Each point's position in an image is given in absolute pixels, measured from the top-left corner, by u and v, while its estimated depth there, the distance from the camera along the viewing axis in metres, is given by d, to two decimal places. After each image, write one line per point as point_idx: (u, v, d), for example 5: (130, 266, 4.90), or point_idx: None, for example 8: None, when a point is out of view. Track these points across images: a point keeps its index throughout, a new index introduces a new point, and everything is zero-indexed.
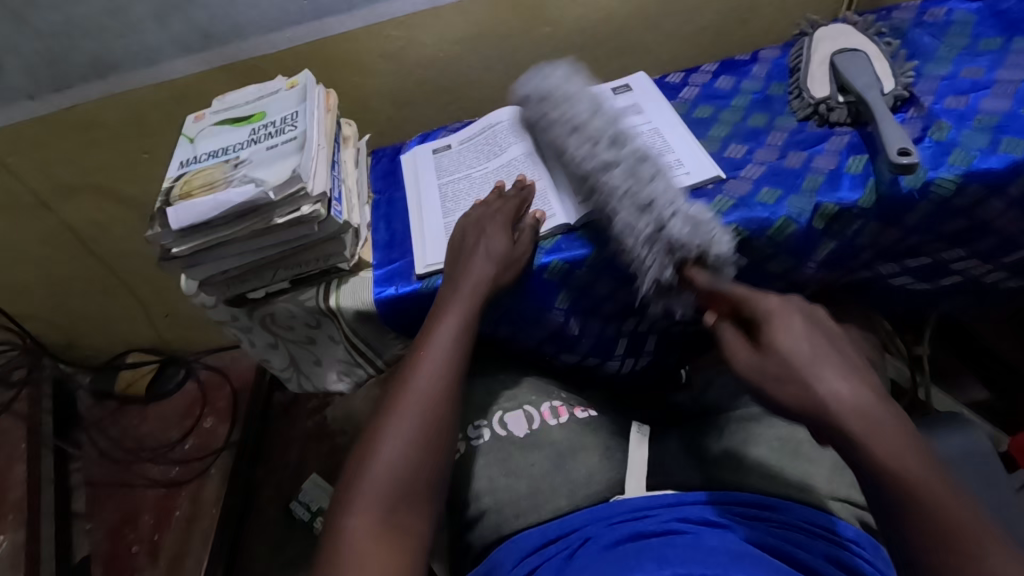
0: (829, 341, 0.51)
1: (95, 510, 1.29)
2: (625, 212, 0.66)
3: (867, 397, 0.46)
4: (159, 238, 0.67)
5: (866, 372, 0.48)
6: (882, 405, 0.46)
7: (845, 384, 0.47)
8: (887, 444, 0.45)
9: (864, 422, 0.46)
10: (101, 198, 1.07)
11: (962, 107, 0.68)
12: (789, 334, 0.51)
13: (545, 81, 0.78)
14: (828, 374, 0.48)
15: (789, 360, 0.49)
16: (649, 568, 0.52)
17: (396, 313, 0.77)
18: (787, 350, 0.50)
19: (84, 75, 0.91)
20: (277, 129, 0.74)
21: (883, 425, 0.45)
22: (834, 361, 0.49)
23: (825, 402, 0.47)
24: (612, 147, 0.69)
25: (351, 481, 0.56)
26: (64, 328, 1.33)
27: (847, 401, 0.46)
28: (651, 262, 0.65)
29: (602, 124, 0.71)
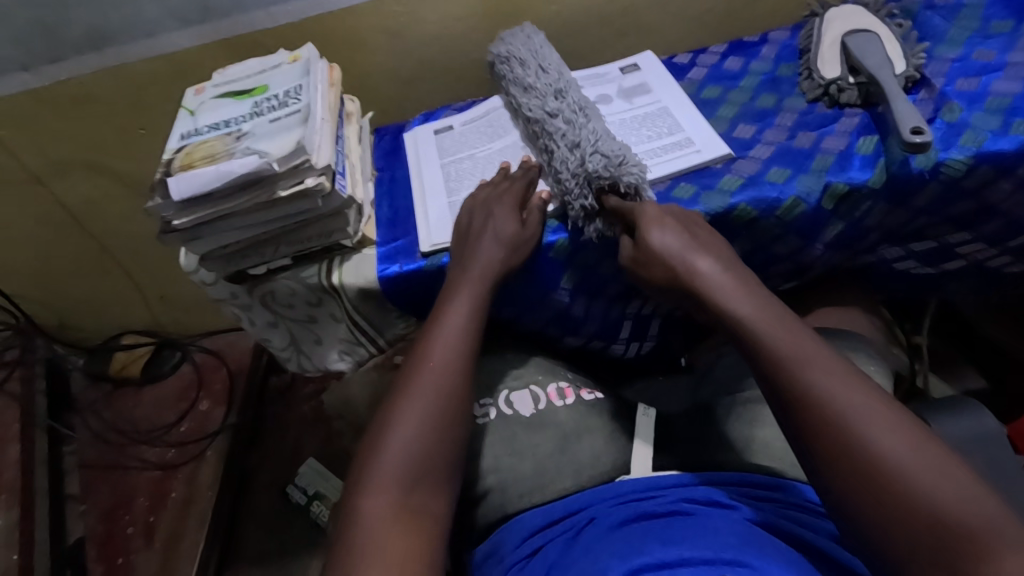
0: (698, 234, 0.63)
1: (89, 492, 1.28)
2: (558, 149, 0.70)
3: (781, 321, 0.54)
4: (160, 210, 0.66)
5: (731, 260, 0.60)
6: (797, 327, 0.53)
7: (712, 267, 0.59)
8: (765, 325, 0.53)
9: (735, 298, 0.56)
10: (96, 175, 1.05)
11: (973, 89, 0.68)
12: (661, 227, 0.62)
13: (509, 41, 0.82)
14: (701, 261, 0.60)
15: (666, 250, 0.61)
16: (658, 549, 0.51)
17: (401, 291, 0.76)
18: (660, 241, 0.61)
19: (81, 47, 0.89)
20: (280, 102, 0.72)
21: (751, 304, 0.55)
22: (705, 250, 0.60)
23: (697, 279, 0.59)
24: (556, 99, 0.74)
25: (364, 465, 0.56)
26: (57, 309, 1.31)
27: (712, 280, 0.58)
28: (574, 191, 0.68)
29: (550, 81, 0.76)
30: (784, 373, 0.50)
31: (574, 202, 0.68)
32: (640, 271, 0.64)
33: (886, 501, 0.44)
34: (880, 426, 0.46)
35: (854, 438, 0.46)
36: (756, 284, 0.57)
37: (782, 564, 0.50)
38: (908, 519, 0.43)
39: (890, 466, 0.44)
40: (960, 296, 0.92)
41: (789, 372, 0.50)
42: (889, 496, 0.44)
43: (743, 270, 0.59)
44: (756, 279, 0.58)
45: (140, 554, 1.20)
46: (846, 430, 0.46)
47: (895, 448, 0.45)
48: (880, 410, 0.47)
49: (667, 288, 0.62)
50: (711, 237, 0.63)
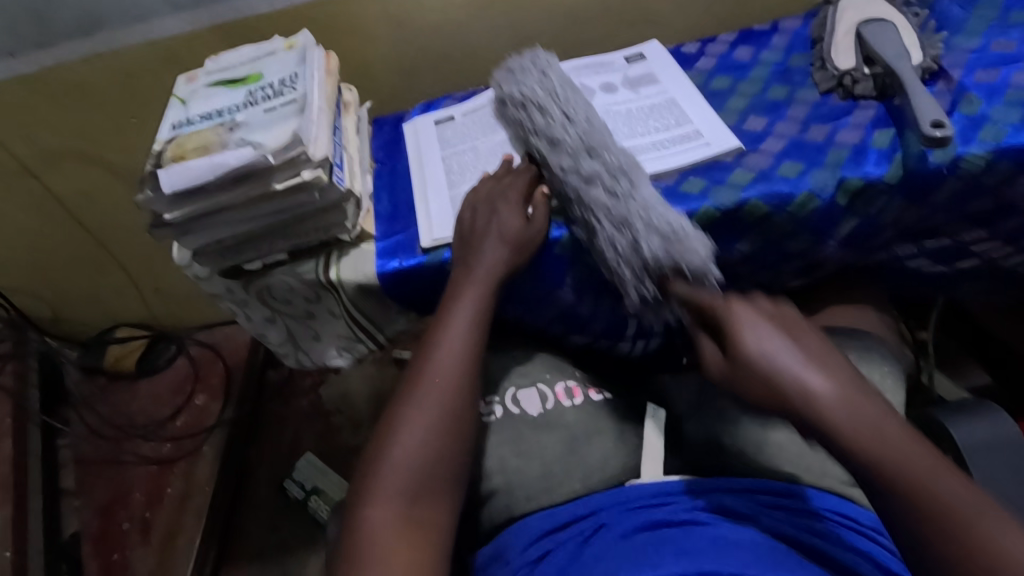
0: (804, 341, 0.53)
1: (85, 487, 1.27)
2: (603, 229, 0.63)
3: (839, 386, 0.50)
4: (150, 203, 0.64)
5: (845, 373, 0.51)
6: (852, 388, 0.50)
7: (829, 389, 0.50)
8: (907, 469, 0.46)
9: (859, 431, 0.48)
10: (87, 164, 1.02)
11: (992, 81, 0.66)
12: (764, 337, 0.53)
13: (521, 79, 0.76)
14: (812, 379, 0.50)
15: (778, 370, 0.51)
16: (671, 560, 0.50)
17: (401, 286, 0.74)
18: (768, 359, 0.52)
19: (69, 32, 0.86)
20: (275, 92, 0.70)
21: (878, 437, 0.47)
22: (818, 367, 0.51)
23: (811, 407, 0.49)
24: (590, 157, 0.66)
25: (368, 471, 0.54)
26: (50, 302, 1.29)
27: (835, 407, 0.49)
28: (630, 278, 0.63)
29: (578, 132, 0.68)
30: (949, 541, 0.43)
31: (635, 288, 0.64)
32: (736, 388, 0.54)
33: None
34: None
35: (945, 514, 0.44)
36: (882, 409, 0.49)
37: None
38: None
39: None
40: (969, 295, 0.90)
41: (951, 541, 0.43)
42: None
43: (859, 386, 0.50)
44: (874, 396, 0.49)
45: (137, 550, 1.19)
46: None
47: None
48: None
49: (765, 407, 0.53)
50: (812, 334, 0.55)
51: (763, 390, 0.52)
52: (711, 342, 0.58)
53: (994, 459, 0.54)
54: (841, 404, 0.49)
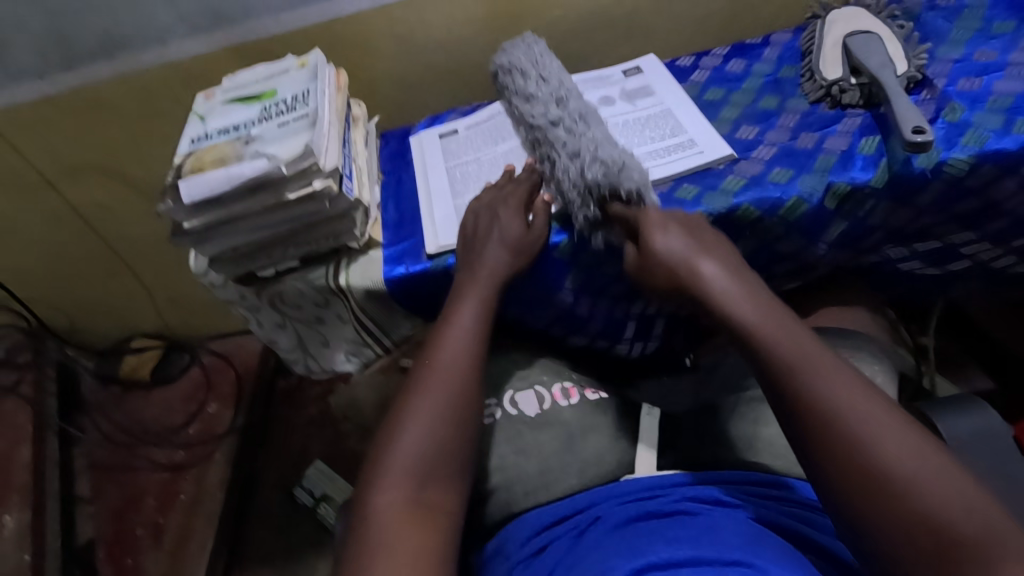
0: (708, 241, 0.63)
1: (99, 493, 1.30)
2: (560, 159, 0.70)
3: (766, 314, 0.56)
4: (171, 213, 0.67)
5: (745, 272, 0.61)
6: (774, 313, 0.56)
7: (719, 274, 0.60)
8: (773, 332, 0.55)
9: (740, 303, 0.58)
10: (107, 179, 1.07)
11: (975, 89, 0.68)
12: (667, 234, 0.63)
13: (511, 49, 0.83)
14: (705, 265, 0.61)
15: (671, 255, 0.62)
16: (663, 548, 0.52)
17: (407, 291, 0.77)
18: (666, 247, 0.62)
19: (93, 53, 0.91)
20: (289, 107, 0.74)
21: (754, 308, 0.57)
22: (714, 258, 0.61)
23: (700, 286, 0.60)
24: (557, 107, 0.75)
25: (376, 463, 0.57)
26: (68, 311, 1.33)
27: (722, 288, 0.59)
28: (575, 200, 0.68)
29: (550, 90, 0.77)
30: (787, 375, 0.52)
31: (579, 211, 0.69)
32: (645, 278, 0.64)
33: (882, 498, 0.46)
34: (877, 428, 0.48)
35: (851, 434, 0.48)
36: (768, 296, 0.58)
37: (789, 565, 0.50)
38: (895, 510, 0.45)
39: (883, 465, 0.47)
40: (964, 297, 0.92)
41: (792, 375, 0.52)
42: (881, 491, 0.46)
43: (750, 278, 0.60)
44: (762, 289, 0.58)
45: (149, 555, 1.21)
46: (858, 458, 0.47)
47: (891, 454, 0.47)
48: (875, 416, 0.49)
49: (670, 294, 0.63)
50: (720, 241, 0.64)
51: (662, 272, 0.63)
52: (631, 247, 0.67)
53: (980, 452, 0.55)
54: (727, 284, 0.59)
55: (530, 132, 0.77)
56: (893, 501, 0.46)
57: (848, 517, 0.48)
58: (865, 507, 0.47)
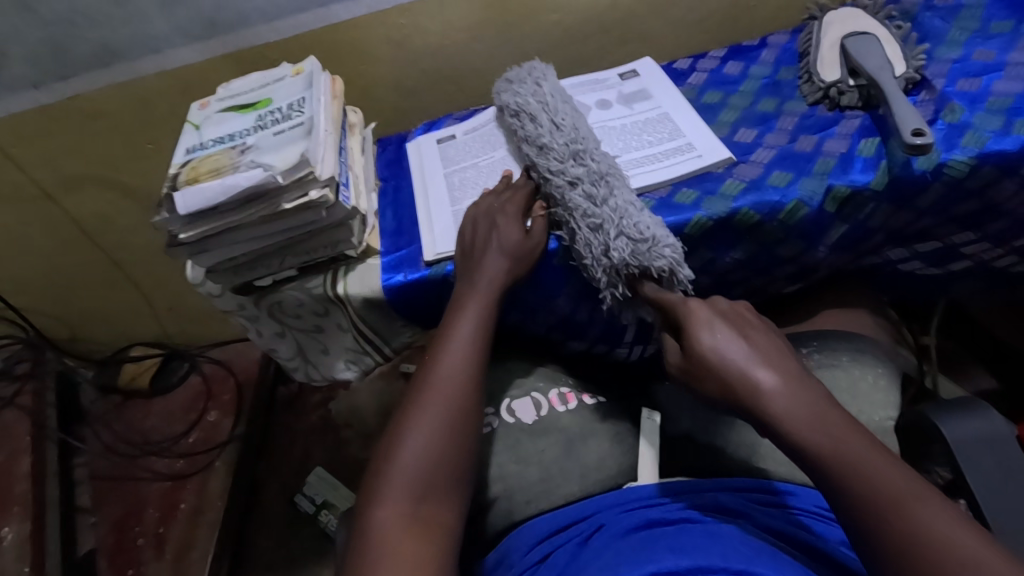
0: (757, 341, 0.54)
1: (100, 503, 1.29)
2: (582, 233, 0.67)
3: (830, 426, 0.48)
4: (167, 224, 0.67)
5: (794, 371, 0.52)
6: (840, 424, 0.48)
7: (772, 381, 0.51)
8: (851, 460, 0.46)
9: (803, 420, 0.49)
10: (103, 188, 1.06)
11: (974, 89, 0.68)
12: (714, 333, 0.54)
13: (517, 90, 0.79)
14: (761, 374, 0.52)
15: (723, 360, 0.53)
16: (670, 556, 0.51)
17: (406, 299, 0.77)
18: (714, 349, 0.54)
19: (87, 63, 0.90)
20: (284, 116, 0.73)
21: (822, 428, 0.48)
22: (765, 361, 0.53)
23: (755, 398, 0.51)
24: (575, 163, 0.69)
25: (377, 473, 0.57)
26: (67, 321, 1.32)
27: (780, 398, 0.50)
28: (604, 280, 0.67)
29: (565, 139, 0.71)
30: (882, 518, 0.44)
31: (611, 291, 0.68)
32: (692, 384, 0.56)
33: None
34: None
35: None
36: (829, 406, 0.50)
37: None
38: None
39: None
40: (966, 296, 0.91)
41: (885, 522, 0.44)
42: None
43: (804, 380, 0.51)
44: (821, 391, 0.51)
45: (151, 565, 1.21)
46: None
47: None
48: (989, 563, 0.41)
49: (717, 402, 0.54)
50: (764, 329, 0.56)
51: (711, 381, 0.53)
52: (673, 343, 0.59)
53: (984, 456, 0.55)
54: (787, 401, 0.50)
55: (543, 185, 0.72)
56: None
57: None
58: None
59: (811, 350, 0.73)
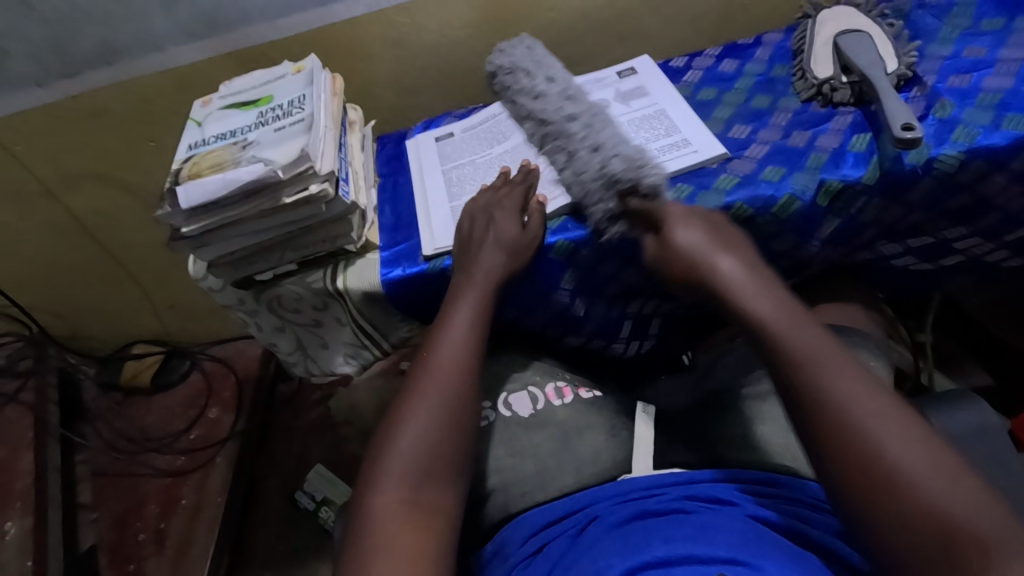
0: (725, 236, 0.64)
1: (101, 500, 1.30)
2: (582, 154, 0.71)
3: (782, 307, 0.56)
4: (169, 218, 0.68)
5: (759, 267, 0.60)
6: (788, 305, 0.56)
7: (734, 268, 0.60)
8: (787, 330, 0.54)
9: (753, 296, 0.57)
10: (105, 186, 1.07)
11: (964, 86, 0.69)
12: (685, 226, 0.64)
13: (510, 52, 0.85)
14: (723, 261, 0.61)
15: (687, 249, 0.63)
16: (660, 546, 0.52)
17: (405, 293, 0.78)
18: (681, 239, 0.63)
19: (90, 62, 0.91)
20: (285, 112, 0.74)
21: (771, 303, 0.56)
22: (731, 253, 0.62)
23: (715, 276, 0.60)
24: (570, 103, 0.77)
25: (375, 462, 0.57)
26: (69, 319, 1.33)
27: (739, 282, 0.59)
28: (596, 196, 0.69)
29: (560, 88, 0.79)
30: (801, 372, 0.51)
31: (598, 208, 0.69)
32: (668, 269, 0.65)
33: (876, 493, 0.45)
34: (886, 427, 0.46)
35: (838, 417, 0.48)
36: (780, 294, 0.58)
37: (783, 564, 0.50)
38: (891, 502, 0.44)
39: (882, 455, 0.45)
40: (960, 292, 0.92)
41: (800, 370, 0.51)
42: (883, 486, 0.45)
43: (759, 271, 0.60)
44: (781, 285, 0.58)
45: (151, 560, 1.22)
46: (855, 453, 0.46)
47: (906, 461, 0.45)
48: (885, 415, 0.47)
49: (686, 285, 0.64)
50: (740, 239, 0.64)
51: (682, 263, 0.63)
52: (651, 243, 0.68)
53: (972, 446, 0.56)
54: (741, 279, 0.59)
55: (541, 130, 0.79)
56: (889, 492, 0.44)
57: (843, 507, 0.47)
58: (874, 507, 0.45)
59: None
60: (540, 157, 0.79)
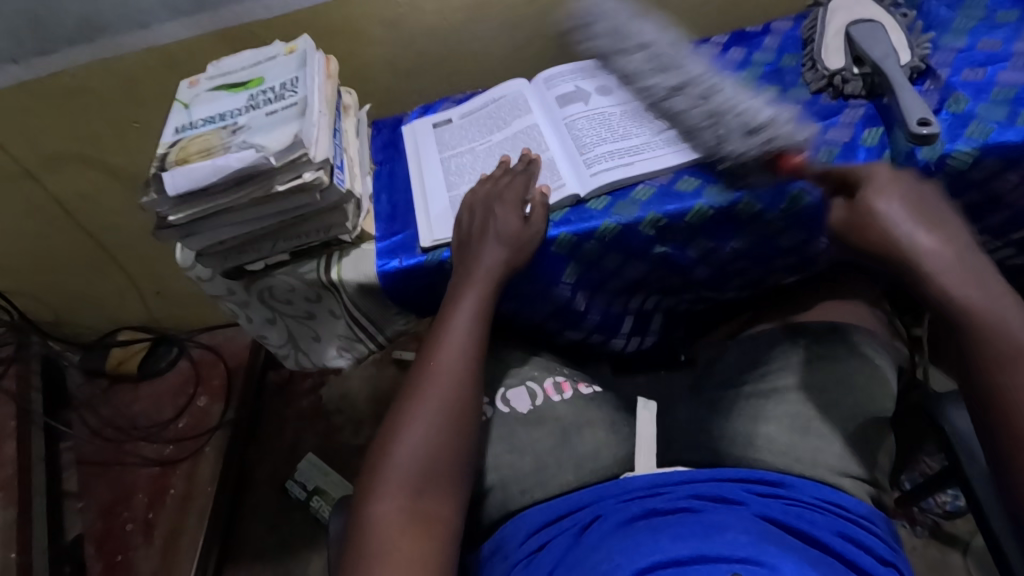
0: (931, 208, 0.58)
1: (87, 488, 1.28)
2: (716, 104, 0.65)
3: (947, 250, 0.55)
4: (155, 206, 0.65)
5: (956, 233, 0.56)
6: (961, 256, 0.55)
7: (929, 239, 0.55)
8: (980, 300, 0.53)
9: (956, 272, 0.54)
10: (87, 168, 1.04)
11: (979, 79, 0.67)
12: (889, 196, 0.57)
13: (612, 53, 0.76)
14: (911, 226, 0.56)
15: (880, 216, 0.57)
16: (668, 545, 0.51)
17: (400, 286, 0.75)
18: (886, 209, 0.57)
19: (71, 38, 0.87)
20: (276, 95, 0.71)
21: (958, 273, 0.54)
22: (927, 224, 0.56)
23: (895, 237, 0.56)
24: (663, 75, 0.71)
25: (373, 471, 0.56)
26: (52, 304, 1.30)
27: (932, 254, 0.55)
28: (747, 150, 0.62)
29: (653, 60, 0.72)
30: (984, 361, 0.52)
31: (775, 130, 0.61)
32: (849, 237, 0.59)
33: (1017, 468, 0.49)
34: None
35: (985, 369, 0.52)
36: (967, 254, 0.55)
37: (794, 560, 0.50)
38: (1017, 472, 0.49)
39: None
40: None
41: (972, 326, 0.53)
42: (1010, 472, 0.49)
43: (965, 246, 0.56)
44: (972, 253, 0.55)
45: (140, 550, 1.20)
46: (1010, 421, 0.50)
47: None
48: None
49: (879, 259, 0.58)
50: (945, 214, 0.58)
51: (868, 236, 0.57)
52: (839, 200, 0.61)
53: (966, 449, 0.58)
54: (924, 240, 0.55)
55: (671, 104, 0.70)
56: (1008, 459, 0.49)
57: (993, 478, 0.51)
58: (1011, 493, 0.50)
59: (810, 341, 0.74)
60: (541, 148, 0.77)
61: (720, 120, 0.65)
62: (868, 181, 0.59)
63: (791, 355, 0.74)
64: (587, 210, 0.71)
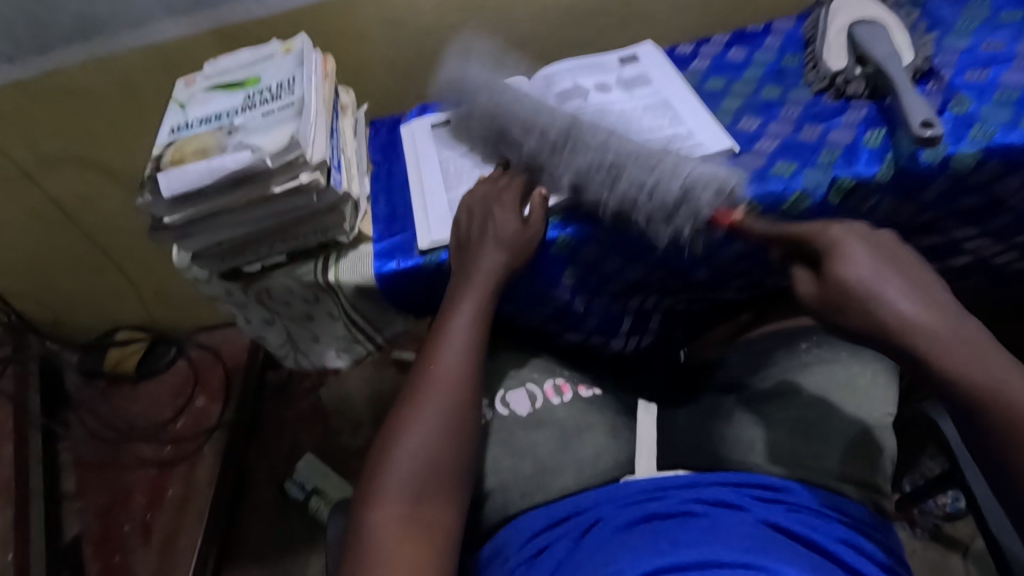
0: (898, 264, 0.53)
1: (84, 489, 1.28)
2: (622, 187, 0.64)
3: (930, 316, 0.50)
4: (150, 207, 0.64)
5: (932, 295, 0.51)
6: (947, 320, 0.50)
7: (911, 307, 0.50)
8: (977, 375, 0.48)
9: (945, 344, 0.49)
10: (85, 168, 1.03)
11: (982, 80, 0.66)
12: (853, 260, 0.52)
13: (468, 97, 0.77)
14: (888, 294, 0.51)
15: (852, 287, 0.51)
16: (671, 550, 0.51)
17: (398, 287, 0.75)
18: (856, 277, 0.51)
19: (67, 37, 0.86)
20: (273, 95, 0.70)
21: (954, 339, 0.49)
22: (903, 289, 0.51)
23: (875, 310, 0.51)
24: (538, 138, 0.70)
25: (372, 476, 0.56)
26: (50, 304, 1.29)
27: (918, 326, 0.49)
28: (678, 226, 0.63)
29: (535, 129, 0.70)
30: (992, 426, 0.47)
31: (699, 196, 0.61)
32: (829, 316, 0.53)
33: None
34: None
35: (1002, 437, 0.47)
36: (950, 315, 0.50)
37: (797, 567, 0.49)
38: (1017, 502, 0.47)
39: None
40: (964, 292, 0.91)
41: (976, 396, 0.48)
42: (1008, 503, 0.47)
43: (944, 307, 0.51)
44: (957, 312, 0.50)
45: (138, 552, 1.20)
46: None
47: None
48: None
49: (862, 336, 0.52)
50: (917, 272, 0.53)
51: (851, 311, 0.51)
52: (805, 274, 0.56)
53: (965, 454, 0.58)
54: (908, 309, 0.50)
55: (581, 177, 0.67)
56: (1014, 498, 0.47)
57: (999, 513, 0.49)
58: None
59: (811, 345, 0.74)
60: None
61: (636, 204, 0.64)
62: (835, 252, 0.54)
63: (793, 358, 0.74)
64: (587, 212, 0.70)
